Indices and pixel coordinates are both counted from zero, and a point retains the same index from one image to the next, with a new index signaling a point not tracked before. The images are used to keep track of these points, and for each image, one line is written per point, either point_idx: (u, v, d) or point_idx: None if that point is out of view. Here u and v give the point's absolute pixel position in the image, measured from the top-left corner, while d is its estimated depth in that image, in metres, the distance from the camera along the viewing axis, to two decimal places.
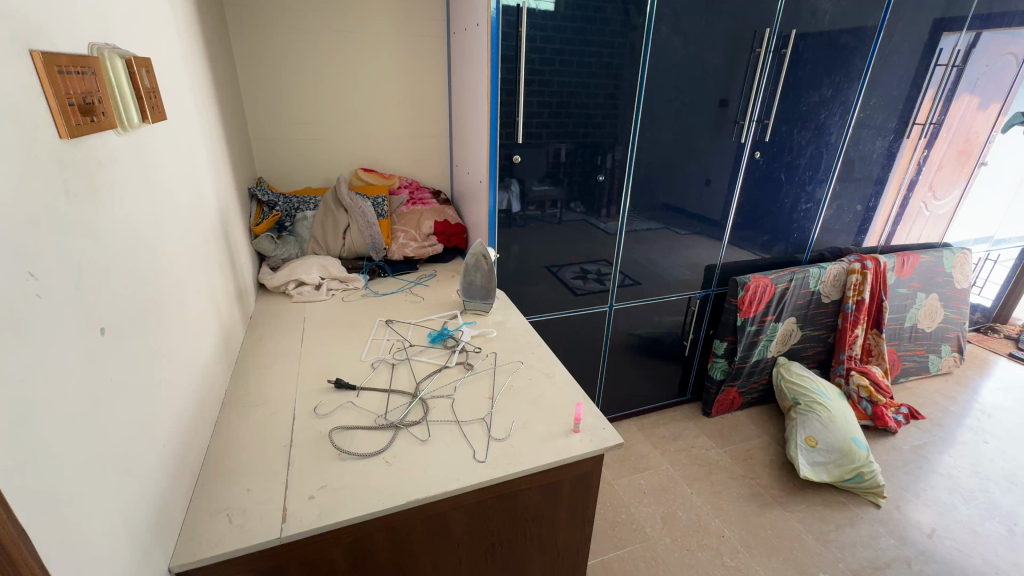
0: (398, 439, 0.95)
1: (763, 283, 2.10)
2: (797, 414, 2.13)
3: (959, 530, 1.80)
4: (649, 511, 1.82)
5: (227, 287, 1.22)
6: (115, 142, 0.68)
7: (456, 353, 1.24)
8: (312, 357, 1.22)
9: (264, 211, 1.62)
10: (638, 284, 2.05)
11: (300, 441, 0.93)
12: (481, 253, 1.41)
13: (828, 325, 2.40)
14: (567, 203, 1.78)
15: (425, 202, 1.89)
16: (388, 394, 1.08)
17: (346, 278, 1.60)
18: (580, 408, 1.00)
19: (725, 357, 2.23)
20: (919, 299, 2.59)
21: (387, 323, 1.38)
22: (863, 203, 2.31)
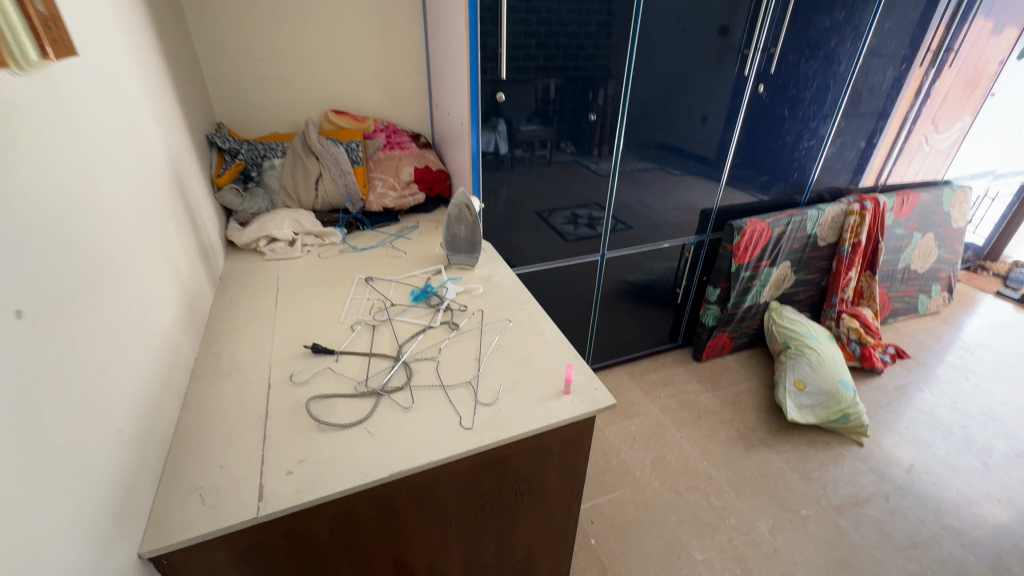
0: (380, 406, 0.90)
1: (760, 228, 2.03)
2: (786, 358, 2.14)
3: (936, 465, 1.87)
4: (639, 456, 1.86)
5: (189, 247, 1.13)
6: (12, 88, 0.57)
7: (441, 312, 1.17)
8: (286, 320, 1.15)
9: (225, 159, 1.47)
10: (630, 229, 1.97)
11: (276, 411, 0.89)
12: (464, 202, 1.31)
13: (822, 268, 2.36)
14: (556, 143, 1.65)
15: (403, 146, 1.75)
16: (369, 359, 1.02)
17: (322, 232, 1.50)
18: (571, 369, 0.96)
19: (718, 303, 2.20)
20: (915, 239, 2.54)
21: (367, 281, 1.30)
22: (867, 139, 2.20)
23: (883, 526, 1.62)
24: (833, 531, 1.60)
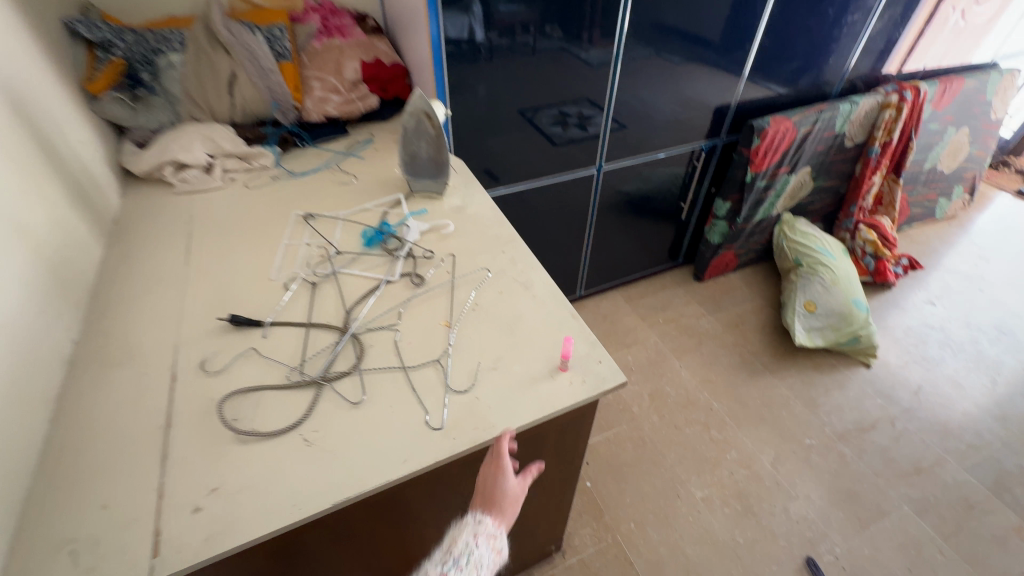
0: (321, 402, 0.69)
1: (785, 128, 1.72)
2: (797, 276, 1.96)
3: (944, 384, 1.79)
4: (637, 388, 1.74)
5: (46, 187, 0.82)
6: None
7: (401, 260, 0.92)
8: (200, 278, 0.88)
9: (98, 57, 1.10)
10: (623, 129, 1.62)
11: (181, 416, 0.67)
12: (423, 109, 0.99)
13: (844, 173, 2.09)
14: (542, 24, 1.27)
15: (345, 31, 1.32)
16: (308, 332, 0.79)
17: (247, 154, 1.17)
18: (569, 341, 0.74)
19: (726, 218, 1.95)
20: (948, 135, 2.25)
21: (307, 219, 1.02)
22: (916, 11, 1.81)
23: (888, 453, 1.56)
24: (837, 460, 1.54)
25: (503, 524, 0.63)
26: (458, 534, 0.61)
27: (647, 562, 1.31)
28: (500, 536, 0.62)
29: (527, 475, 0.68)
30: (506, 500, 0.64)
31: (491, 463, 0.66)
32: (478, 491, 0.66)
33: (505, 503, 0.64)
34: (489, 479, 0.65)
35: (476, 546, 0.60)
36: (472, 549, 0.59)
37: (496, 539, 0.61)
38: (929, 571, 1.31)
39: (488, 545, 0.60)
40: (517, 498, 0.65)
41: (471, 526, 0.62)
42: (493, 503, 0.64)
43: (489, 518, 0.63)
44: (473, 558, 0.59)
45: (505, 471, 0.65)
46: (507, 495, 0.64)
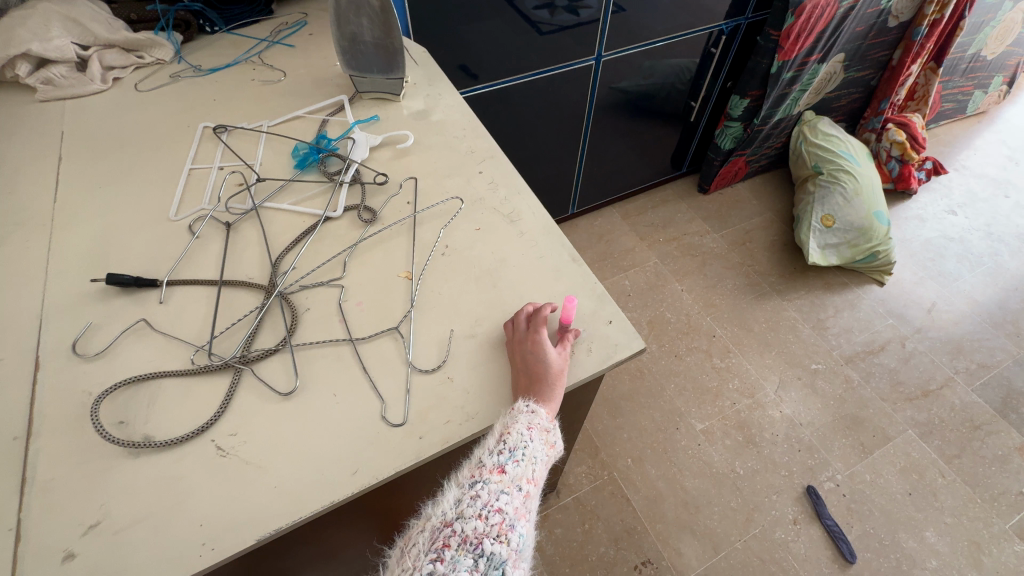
0: (239, 394, 0.51)
1: (825, 1, 1.40)
2: (814, 186, 1.76)
3: (959, 300, 1.68)
4: (634, 316, 1.60)
5: None
6: None
7: (344, 188, 0.69)
8: (73, 222, 0.66)
9: None
10: (623, 13, 1.30)
11: (43, 424, 0.49)
12: None
13: (879, 61, 1.79)
14: None
15: None
16: (220, 294, 0.59)
17: (133, 44, 0.88)
18: (571, 304, 0.54)
19: (741, 120, 1.69)
20: (1003, 12, 1.92)
21: (218, 134, 0.77)
22: None
23: (896, 375, 1.49)
24: (844, 386, 1.46)
25: (557, 408, 0.50)
26: (509, 422, 0.48)
27: (645, 498, 1.25)
28: (553, 427, 0.49)
29: (567, 341, 0.54)
30: (555, 375, 0.51)
31: (526, 337, 0.53)
32: (517, 370, 0.52)
33: (553, 378, 0.50)
34: (528, 351, 0.52)
35: (533, 436, 0.47)
36: (529, 439, 0.46)
37: (550, 432, 0.49)
38: (930, 494, 1.28)
39: (544, 437, 0.48)
40: (564, 374, 0.52)
41: (524, 415, 0.48)
42: (541, 382, 0.50)
43: (544, 404, 0.49)
44: (531, 450, 0.46)
45: (546, 343, 0.52)
46: (553, 369, 0.51)
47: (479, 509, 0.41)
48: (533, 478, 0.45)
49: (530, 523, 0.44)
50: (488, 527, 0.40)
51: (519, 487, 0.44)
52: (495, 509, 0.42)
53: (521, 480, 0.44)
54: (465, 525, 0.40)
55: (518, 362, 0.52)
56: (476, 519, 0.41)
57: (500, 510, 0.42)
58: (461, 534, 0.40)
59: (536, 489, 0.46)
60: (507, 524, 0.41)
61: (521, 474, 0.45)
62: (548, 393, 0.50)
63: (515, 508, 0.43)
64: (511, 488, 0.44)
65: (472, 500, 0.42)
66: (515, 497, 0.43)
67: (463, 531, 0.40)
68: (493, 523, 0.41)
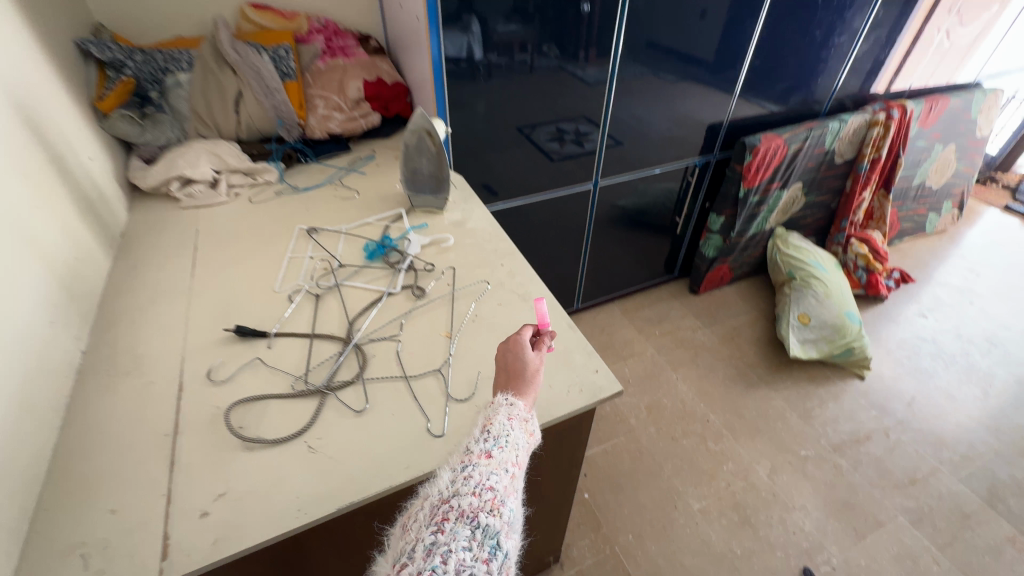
0: (324, 411, 0.70)
1: (775, 145, 1.77)
2: (790, 289, 2.00)
3: (937, 396, 1.81)
4: (633, 401, 1.75)
5: (56, 203, 0.84)
6: None
7: (402, 273, 0.94)
8: (206, 291, 0.90)
9: (109, 76, 1.12)
10: (620, 145, 1.67)
11: (186, 426, 0.68)
12: (424, 128, 1.02)
13: (835, 188, 2.13)
14: (538, 44, 1.32)
15: (347, 52, 1.40)
16: (312, 342, 0.81)
17: (252, 170, 1.20)
18: (540, 303, 0.75)
19: (720, 232, 1.99)
20: (935, 152, 2.31)
21: (310, 233, 1.05)
22: (901, 34, 1.88)
23: (883, 463, 1.58)
24: (833, 472, 1.55)
25: (532, 400, 0.61)
26: (491, 417, 0.57)
27: None
28: (531, 418, 0.58)
29: (544, 347, 0.68)
30: (531, 372, 0.63)
31: (509, 339, 0.67)
32: (500, 368, 0.65)
33: (529, 371, 0.63)
34: (510, 351, 0.66)
35: (513, 426, 0.55)
36: (509, 428, 0.55)
37: (528, 421, 0.58)
38: None
39: (523, 426, 0.57)
40: (540, 369, 0.64)
41: (504, 407, 0.58)
42: (518, 376, 0.63)
43: (520, 398, 0.60)
44: (512, 438, 0.54)
45: (524, 344, 0.65)
46: (530, 365, 0.64)
47: (473, 487, 0.48)
48: (516, 462, 0.53)
49: (517, 499, 0.50)
50: (482, 502, 0.47)
51: (506, 469, 0.51)
52: (487, 487, 0.48)
53: (507, 463, 0.52)
54: (461, 502, 0.46)
55: (502, 362, 0.66)
56: (470, 495, 0.47)
57: (491, 488, 0.48)
58: (458, 509, 0.46)
59: (520, 470, 0.53)
60: (498, 499, 0.48)
61: (506, 458, 0.52)
62: (525, 384, 0.62)
63: (504, 485, 0.49)
64: (499, 470, 0.51)
65: (466, 480, 0.48)
66: (503, 476, 0.50)
67: (460, 506, 0.46)
68: (486, 499, 0.47)
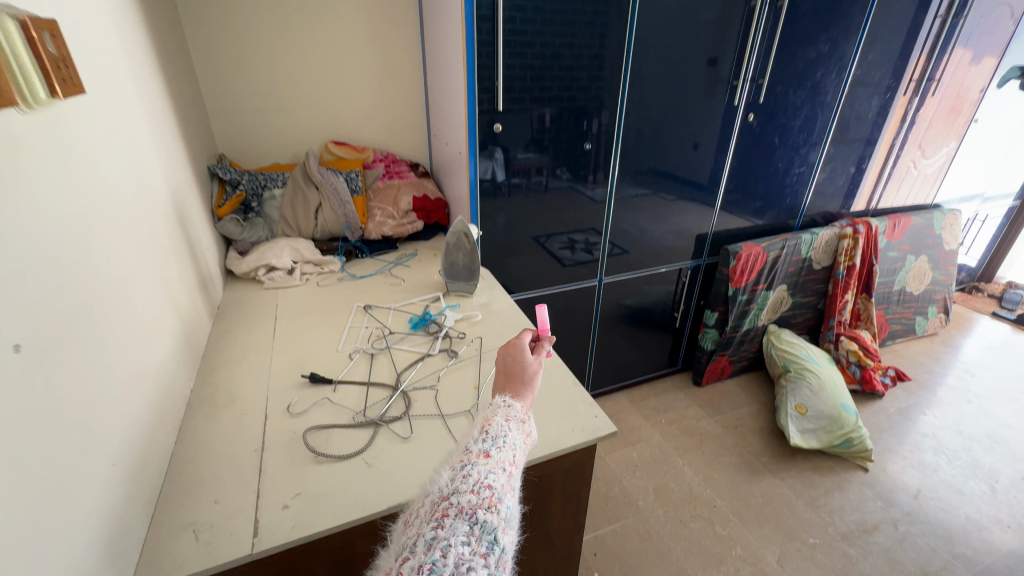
0: (378, 437, 0.89)
1: (755, 252, 2.07)
2: (787, 381, 2.15)
3: (943, 489, 1.84)
4: (642, 484, 1.82)
5: (188, 278, 1.12)
6: (19, 124, 0.58)
7: (439, 339, 1.17)
8: (285, 348, 1.14)
9: (227, 190, 1.50)
10: (627, 253, 1.99)
11: (272, 444, 0.87)
12: (462, 230, 1.32)
13: (818, 291, 2.38)
14: (553, 170, 1.68)
15: (402, 176, 1.79)
16: (368, 388, 1.01)
17: (321, 261, 1.51)
18: (541, 309, 0.90)
19: (716, 327, 2.21)
20: (909, 261, 2.58)
21: (366, 309, 1.30)
22: (868, 165, 2.28)
23: (893, 554, 1.59)
24: (843, 560, 1.56)
25: (528, 403, 0.62)
26: (489, 419, 0.56)
27: None
28: (528, 420, 0.59)
29: (542, 354, 0.71)
30: (529, 376, 0.65)
31: (509, 345, 0.70)
32: (500, 371, 0.67)
33: (528, 375, 0.65)
34: (510, 356, 0.68)
35: (509, 428, 0.55)
36: (505, 430, 0.54)
37: (525, 423, 0.58)
38: None
39: (520, 428, 0.57)
40: (537, 374, 0.66)
41: (501, 410, 0.58)
42: (516, 378, 0.65)
43: (517, 400, 0.61)
44: (509, 439, 0.53)
45: (523, 349, 0.68)
46: (529, 369, 0.66)
47: (471, 485, 0.46)
48: (514, 461, 0.52)
49: (514, 499, 0.49)
50: (480, 500, 0.45)
51: (503, 468, 0.50)
52: (485, 485, 0.46)
53: (504, 463, 0.50)
54: (460, 499, 0.45)
55: (502, 365, 0.69)
56: (469, 493, 0.45)
57: (489, 486, 0.46)
58: (457, 506, 0.44)
59: (517, 471, 0.52)
60: (496, 497, 0.46)
61: (504, 459, 0.51)
62: (522, 387, 0.64)
63: (501, 484, 0.48)
64: (497, 469, 0.49)
65: (465, 479, 0.47)
66: (500, 476, 0.49)
67: (459, 502, 0.44)
68: (484, 496, 0.45)
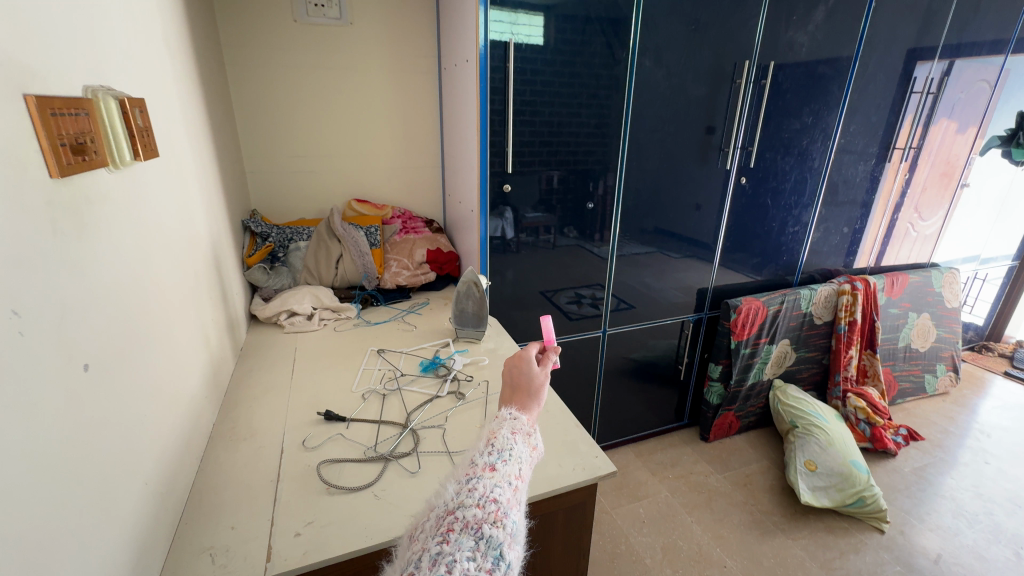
0: (387, 471, 0.93)
1: (756, 306, 2.13)
2: (795, 437, 2.13)
3: (965, 554, 1.77)
4: (649, 541, 1.78)
5: (219, 319, 1.21)
6: (107, 180, 0.70)
7: (448, 381, 1.23)
8: (302, 388, 1.20)
9: (257, 242, 1.65)
10: (632, 308, 2.07)
11: (287, 476, 0.91)
12: (472, 280, 1.41)
13: (822, 346, 2.41)
14: (560, 228, 1.80)
15: (418, 231, 1.92)
16: (379, 425, 1.06)
17: (338, 307, 1.60)
18: (545, 319, 0.96)
19: (720, 381, 2.23)
20: (911, 318, 2.61)
21: (379, 352, 1.37)
22: (864, 228, 2.41)
23: None
24: None
25: (535, 415, 0.65)
26: (495, 433, 0.58)
27: None
28: (534, 433, 0.61)
29: (548, 364, 0.73)
30: (535, 389, 0.68)
31: (515, 357, 0.72)
32: (507, 383, 0.70)
33: (534, 387, 0.68)
34: (516, 367, 0.71)
35: (515, 441, 0.57)
36: (511, 443, 0.56)
37: (531, 436, 0.60)
38: None
39: (525, 441, 0.59)
40: (543, 385, 0.69)
41: (508, 423, 0.61)
42: (523, 391, 0.68)
43: (524, 412, 0.64)
44: (514, 452, 0.55)
45: (529, 362, 0.71)
46: (536, 381, 0.69)
47: (477, 499, 0.48)
48: (519, 475, 0.53)
49: (519, 512, 0.50)
50: (486, 514, 0.47)
51: (509, 482, 0.51)
52: (491, 499, 0.48)
53: (510, 476, 0.52)
54: (466, 513, 0.46)
55: (509, 377, 0.71)
56: (474, 507, 0.47)
57: (495, 500, 0.48)
58: (463, 520, 0.46)
59: (523, 484, 0.54)
60: (502, 512, 0.47)
61: (509, 472, 0.53)
62: (528, 400, 0.67)
63: (507, 498, 0.49)
64: (502, 483, 0.51)
65: (470, 493, 0.48)
66: (506, 489, 0.50)
67: (464, 517, 0.46)
68: (490, 511, 0.47)
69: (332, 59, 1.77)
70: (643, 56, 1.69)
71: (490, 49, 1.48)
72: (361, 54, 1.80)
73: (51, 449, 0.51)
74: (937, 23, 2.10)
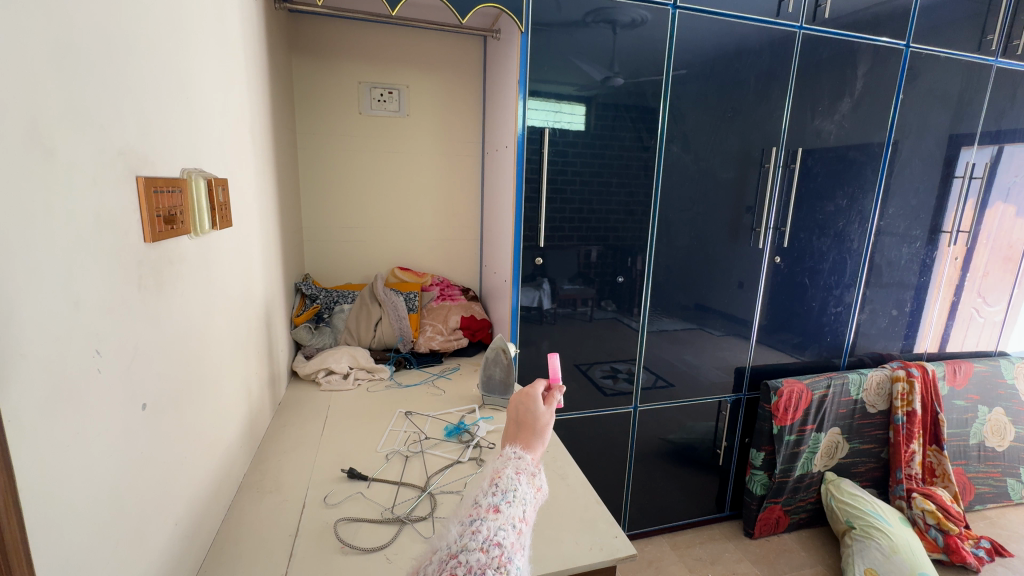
0: (402, 534, 0.93)
1: (798, 389, 2.05)
2: (851, 539, 1.97)
3: None
4: None
5: (263, 373, 1.30)
6: (187, 244, 0.82)
7: (471, 448, 1.22)
8: (329, 445, 1.24)
9: (305, 302, 1.81)
10: (670, 386, 2.02)
11: (305, 531, 0.93)
12: (501, 346, 1.43)
13: (879, 437, 2.22)
14: (597, 301, 1.84)
15: (453, 298, 2.02)
16: (399, 487, 1.07)
17: (373, 367, 1.68)
18: (552, 360, 1.03)
19: (763, 469, 2.10)
20: (982, 412, 2.38)
21: (406, 415, 1.41)
22: (921, 313, 2.30)
23: None
24: None
25: (541, 454, 0.67)
26: (501, 471, 0.61)
27: None
28: (539, 474, 0.63)
29: (553, 404, 0.76)
30: (541, 427, 0.70)
31: (522, 393, 0.75)
32: (512, 417, 0.72)
33: (539, 425, 0.70)
34: (523, 405, 0.73)
35: (519, 482, 0.59)
36: (516, 484, 0.58)
37: (535, 476, 0.62)
38: None
39: (530, 481, 0.61)
40: (548, 425, 0.71)
41: (513, 460, 0.63)
42: (528, 429, 0.70)
43: (530, 452, 0.66)
44: (519, 493, 0.57)
45: (535, 399, 0.74)
46: (540, 420, 0.71)
47: (481, 542, 0.49)
48: (524, 517, 0.56)
49: (523, 557, 0.52)
50: (490, 559, 0.48)
51: (513, 525, 0.53)
52: (495, 543, 0.50)
53: (514, 518, 0.54)
54: (469, 557, 0.48)
55: (515, 414, 0.73)
56: (478, 551, 0.49)
57: (499, 544, 0.50)
58: (466, 565, 0.47)
59: (527, 527, 0.56)
60: (506, 556, 0.49)
61: (514, 514, 0.55)
62: (534, 438, 0.68)
63: (511, 542, 0.51)
64: (507, 526, 0.53)
65: (474, 535, 0.50)
66: (510, 533, 0.52)
67: (468, 561, 0.48)
68: (494, 556, 0.48)
69: (389, 143, 1.99)
70: (671, 143, 1.80)
71: (527, 136, 1.63)
72: (414, 141, 2.02)
73: (102, 479, 0.57)
74: (972, 111, 2.13)
